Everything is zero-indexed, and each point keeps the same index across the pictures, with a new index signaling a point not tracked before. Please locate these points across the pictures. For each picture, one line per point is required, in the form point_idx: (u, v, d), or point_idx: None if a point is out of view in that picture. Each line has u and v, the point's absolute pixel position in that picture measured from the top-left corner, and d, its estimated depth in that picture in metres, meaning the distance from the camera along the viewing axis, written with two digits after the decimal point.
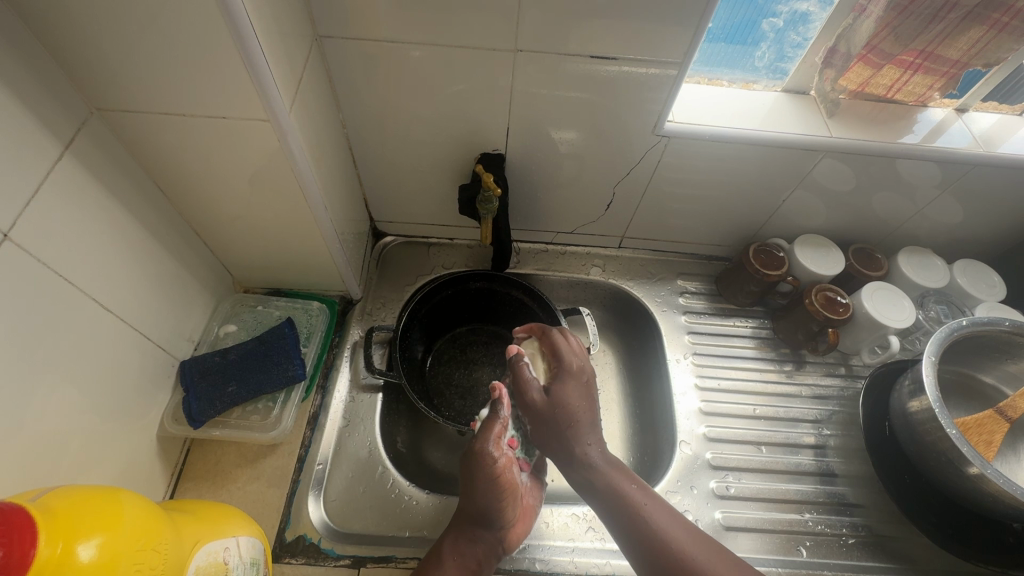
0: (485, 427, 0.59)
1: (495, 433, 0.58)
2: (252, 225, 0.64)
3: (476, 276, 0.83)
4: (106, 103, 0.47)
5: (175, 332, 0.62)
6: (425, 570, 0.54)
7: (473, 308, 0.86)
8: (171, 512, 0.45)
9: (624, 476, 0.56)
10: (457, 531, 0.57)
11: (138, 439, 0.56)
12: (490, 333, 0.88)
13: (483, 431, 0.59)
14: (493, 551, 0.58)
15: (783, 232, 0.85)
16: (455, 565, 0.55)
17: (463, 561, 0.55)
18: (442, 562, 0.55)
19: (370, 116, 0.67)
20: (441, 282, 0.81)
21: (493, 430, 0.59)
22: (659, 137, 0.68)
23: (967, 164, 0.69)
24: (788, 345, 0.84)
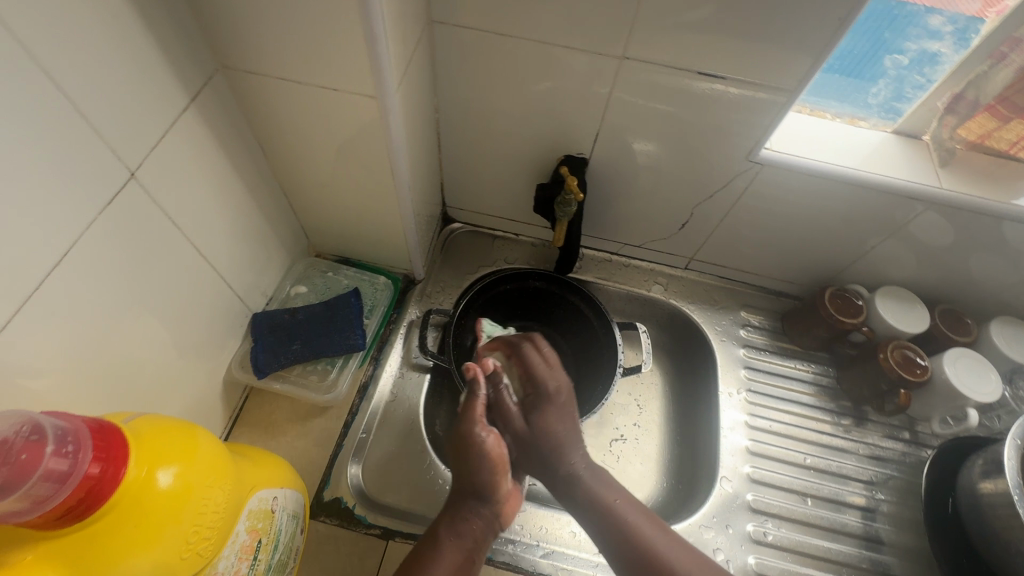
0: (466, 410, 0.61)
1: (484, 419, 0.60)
2: (337, 194, 0.66)
3: (537, 275, 0.83)
4: (232, 61, 0.49)
5: (252, 284, 0.65)
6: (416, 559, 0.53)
7: (528, 306, 0.87)
8: (232, 453, 0.47)
9: (636, 507, 0.58)
10: (442, 522, 0.56)
11: (207, 379, 0.60)
12: (537, 337, 0.87)
13: (467, 412, 0.60)
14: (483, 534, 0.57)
15: (864, 279, 0.80)
16: (454, 546, 0.54)
17: (461, 541, 0.55)
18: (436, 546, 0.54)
19: (464, 104, 0.67)
20: (503, 276, 0.81)
21: (475, 410, 0.60)
22: (752, 163, 0.66)
23: None
24: (850, 398, 0.80)
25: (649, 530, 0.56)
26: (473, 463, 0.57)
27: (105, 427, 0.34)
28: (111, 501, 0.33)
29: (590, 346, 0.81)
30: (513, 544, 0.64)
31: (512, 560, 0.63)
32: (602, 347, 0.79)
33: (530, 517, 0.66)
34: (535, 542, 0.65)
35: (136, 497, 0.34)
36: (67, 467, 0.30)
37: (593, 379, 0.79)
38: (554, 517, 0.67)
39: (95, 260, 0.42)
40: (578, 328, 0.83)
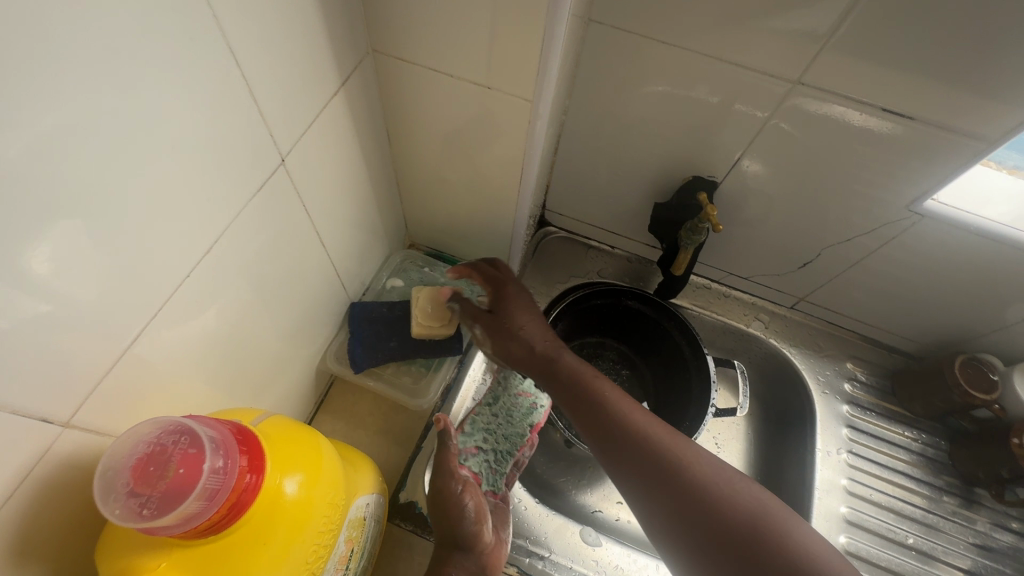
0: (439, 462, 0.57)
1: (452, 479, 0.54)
2: (451, 190, 0.63)
3: (632, 294, 0.78)
4: (386, 47, 0.46)
5: (355, 272, 0.63)
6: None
7: (615, 325, 0.83)
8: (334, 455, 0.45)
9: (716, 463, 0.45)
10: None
11: (303, 365, 0.58)
12: (617, 352, 0.86)
13: (439, 467, 0.56)
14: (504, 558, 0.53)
15: (999, 351, 0.72)
16: None
17: None
18: None
19: (596, 110, 0.63)
20: (596, 291, 0.77)
21: (446, 461, 0.56)
22: (911, 212, 0.59)
23: None
24: (961, 478, 0.72)
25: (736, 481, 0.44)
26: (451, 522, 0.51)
27: (244, 433, 0.33)
28: (249, 514, 0.31)
29: (677, 378, 0.77)
30: None
31: None
32: (693, 389, 0.74)
33: (606, 555, 0.63)
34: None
35: (270, 511, 0.32)
36: (216, 483, 0.29)
37: (678, 414, 0.75)
38: (631, 559, 0.63)
39: (236, 246, 0.40)
40: (666, 356, 0.79)
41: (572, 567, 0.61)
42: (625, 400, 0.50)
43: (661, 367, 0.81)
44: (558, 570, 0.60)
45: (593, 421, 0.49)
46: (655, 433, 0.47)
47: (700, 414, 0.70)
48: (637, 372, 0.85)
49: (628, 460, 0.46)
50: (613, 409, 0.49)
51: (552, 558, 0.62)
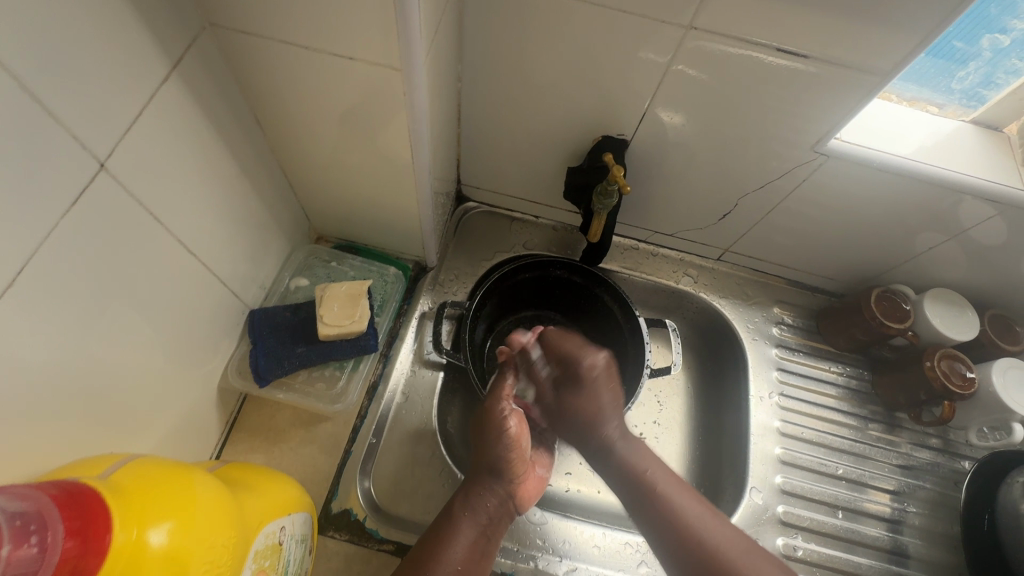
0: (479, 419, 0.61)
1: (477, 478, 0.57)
2: (344, 175, 0.58)
3: (559, 264, 0.76)
4: (222, 19, 0.40)
5: (248, 276, 0.57)
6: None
7: (546, 298, 0.81)
8: (227, 485, 0.41)
9: (688, 496, 0.55)
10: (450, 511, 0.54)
11: (200, 385, 0.53)
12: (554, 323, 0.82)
13: (493, 393, 0.62)
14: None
15: (911, 280, 0.75)
16: (467, 522, 0.53)
17: (474, 518, 0.54)
18: (436, 540, 0.51)
19: (492, 73, 0.58)
20: (522, 265, 0.74)
21: (502, 390, 0.62)
22: (817, 154, 0.59)
23: None
24: (883, 404, 0.76)
25: (701, 518, 0.53)
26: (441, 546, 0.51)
27: (75, 493, 0.28)
28: None
29: (615, 342, 0.75)
30: (534, 561, 0.59)
31: None
32: (628, 351, 0.73)
33: (552, 531, 0.62)
34: (558, 557, 0.60)
35: (126, 569, 0.28)
36: (34, 557, 0.25)
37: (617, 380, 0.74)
38: (577, 531, 0.62)
39: (58, 270, 0.34)
40: (604, 324, 0.77)
41: (518, 548, 0.60)
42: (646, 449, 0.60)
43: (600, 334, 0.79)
44: (504, 554, 0.59)
45: (619, 468, 0.59)
46: (674, 490, 0.56)
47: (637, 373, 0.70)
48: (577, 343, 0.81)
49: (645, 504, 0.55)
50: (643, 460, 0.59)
51: (498, 543, 0.60)
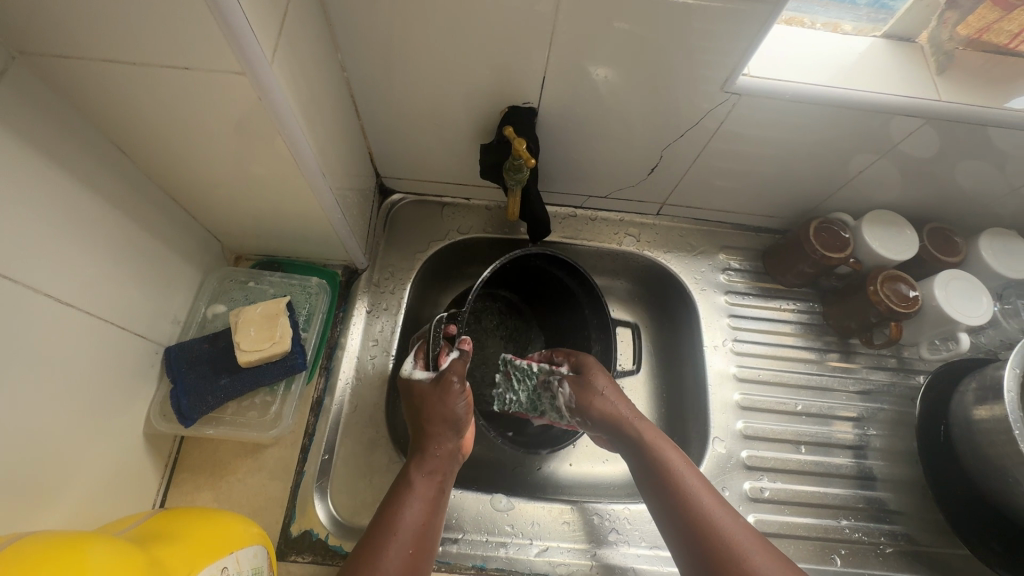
0: (416, 394, 0.59)
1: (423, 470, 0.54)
2: (238, 192, 0.54)
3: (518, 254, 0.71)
4: (34, 46, 0.36)
5: (155, 314, 0.54)
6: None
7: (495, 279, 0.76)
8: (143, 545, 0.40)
9: (726, 512, 0.47)
10: (378, 525, 0.49)
11: (123, 437, 0.50)
12: (506, 301, 0.79)
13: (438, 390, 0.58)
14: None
15: (848, 206, 0.74)
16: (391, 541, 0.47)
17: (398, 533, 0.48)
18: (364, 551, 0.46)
19: (376, 58, 0.54)
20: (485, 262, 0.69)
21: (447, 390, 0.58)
22: (730, 93, 0.56)
23: None
24: (836, 333, 0.76)
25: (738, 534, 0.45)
26: (382, 548, 0.47)
27: None
28: None
29: (575, 317, 0.75)
30: (505, 548, 0.59)
31: (507, 566, 0.58)
32: (591, 325, 0.72)
33: (519, 515, 0.62)
34: (530, 540, 0.60)
35: None
36: None
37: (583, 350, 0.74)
38: (546, 511, 0.62)
39: None
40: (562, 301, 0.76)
41: (487, 539, 0.60)
42: (667, 444, 0.54)
43: (554, 311, 0.77)
44: (474, 548, 0.59)
45: (640, 468, 0.54)
46: (695, 487, 0.50)
47: (608, 342, 0.70)
48: (524, 330, 0.79)
49: (667, 505, 0.50)
50: (664, 453, 0.53)
51: (467, 537, 0.60)
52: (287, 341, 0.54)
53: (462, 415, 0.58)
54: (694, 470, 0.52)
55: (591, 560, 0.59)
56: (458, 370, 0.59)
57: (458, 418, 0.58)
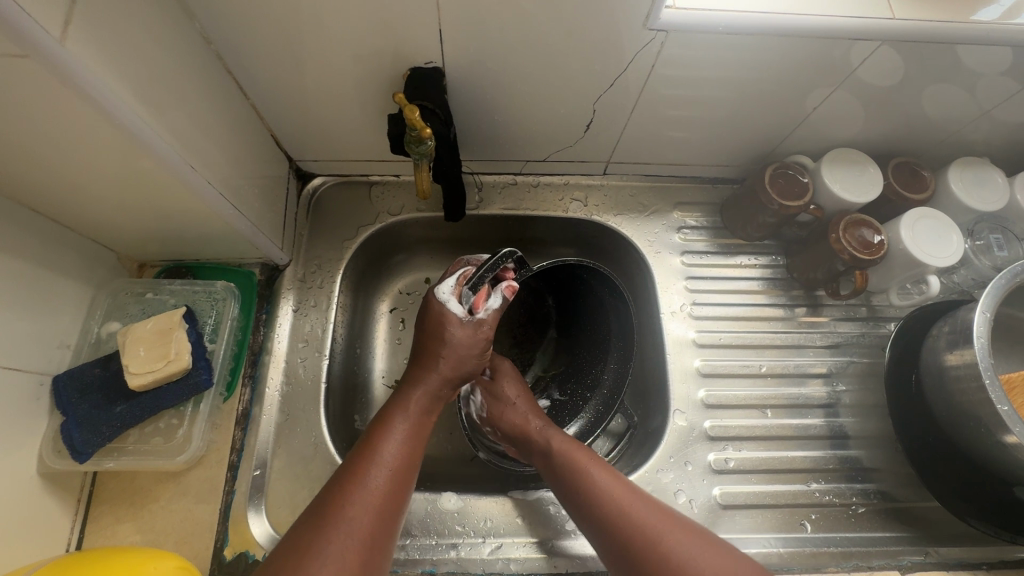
0: (441, 324, 0.52)
1: (417, 401, 0.51)
2: (106, 199, 0.47)
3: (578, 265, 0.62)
4: None
5: (33, 341, 0.48)
6: (300, 560, 0.38)
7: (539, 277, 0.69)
8: None
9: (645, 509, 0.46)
10: (365, 449, 0.47)
11: (13, 479, 0.45)
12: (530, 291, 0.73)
13: (465, 328, 0.53)
14: (394, 517, 0.45)
15: (808, 147, 0.68)
16: (382, 467, 0.46)
17: (388, 459, 0.46)
18: (352, 475, 0.44)
19: (247, 22, 0.47)
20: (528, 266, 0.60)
21: (475, 331, 0.53)
22: (654, 31, 0.50)
23: None
24: (802, 286, 0.71)
25: (662, 531, 0.44)
26: (365, 469, 0.45)
27: None
28: None
29: (595, 349, 0.67)
30: (457, 549, 0.56)
31: (459, 568, 0.54)
32: (610, 360, 0.65)
33: (471, 512, 0.58)
34: (483, 538, 0.57)
35: None
36: None
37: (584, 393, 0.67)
38: (501, 505, 0.59)
39: None
40: (585, 331, 0.68)
41: (437, 542, 0.56)
42: (582, 453, 0.52)
43: (573, 338, 0.70)
44: (424, 553, 0.55)
45: (559, 485, 0.52)
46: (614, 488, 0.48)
47: (621, 380, 0.63)
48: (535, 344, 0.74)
49: (590, 518, 0.48)
50: (580, 472, 0.50)
51: (415, 542, 0.56)
52: (186, 358, 0.53)
53: (473, 367, 0.55)
54: (620, 477, 0.50)
55: (548, 553, 0.56)
56: (493, 322, 0.54)
57: (470, 367, 0.54)
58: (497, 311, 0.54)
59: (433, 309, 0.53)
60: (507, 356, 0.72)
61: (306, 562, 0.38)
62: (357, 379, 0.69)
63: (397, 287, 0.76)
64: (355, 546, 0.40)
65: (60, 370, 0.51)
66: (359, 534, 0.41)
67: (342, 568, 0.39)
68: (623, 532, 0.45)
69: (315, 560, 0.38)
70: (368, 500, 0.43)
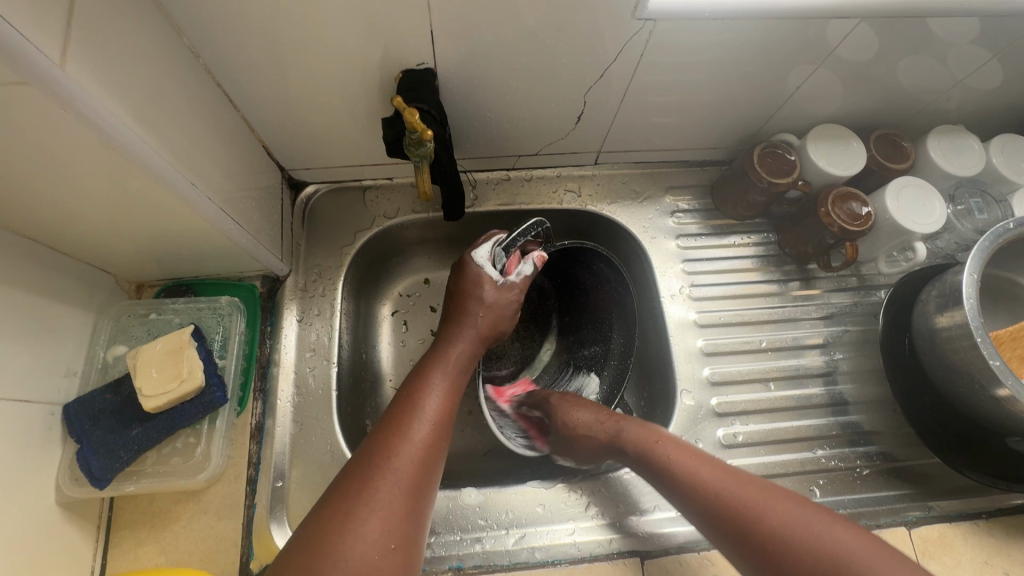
0: (475, 284, 0.56)
1: (454, 357, 0.53)
2: (104, 220, 0.46)
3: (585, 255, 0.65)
4: None
5: (39, 372, 0.48)
6: (352, 506, 0.39)
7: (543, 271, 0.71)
8: None
9: (736, 479, 0.46)
10: (403, 407, 0.47)
11: (31, 512, 0.45)
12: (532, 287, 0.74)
13: (498, 288, 0.57)
14: (433, 473, 0.45)
15: (792, 125, 0.70)
16: (421, 423, 0.46)
17: (427, 416, 0.47)
18: (393, 432, 0.45)
19: (238, 34, 0.47)
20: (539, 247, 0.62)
21: (506, 292, 0.57)
22: (642, 21, 0.51)
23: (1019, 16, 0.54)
24: (793, 260, 0.73)
25: (759, 502, 0.43)
26: (408, 422, 0.46)
27: None
28: None
29: (597, 345, 0.68)
30: (481, 543, 0.57)
31: (485, 561, 0.55)
32: (611, 356, 0.66)
33: (493, 505, 0.59)
34: (506, 530, 0.58)
35: None
36: None
37: (584, 387, 0.68)
38: (521, 497, 0.60)
39: None
40: (586, 325, 0.69)
41: (462, 537, 0.57)
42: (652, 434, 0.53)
43: (576, 335, 0.71)
44: (449, 549, 0.56)
45: (649, 474, 0.52)
46: (698, 465, 0.48)
47: (620, 379, 0.63)
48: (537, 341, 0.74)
49: (683, 496, 0.48)
50: (670, 444, 0.51)
51: (439, 539, 0.57)
52: (199, 376, 0.53)
53: (502, 329, 0.58)
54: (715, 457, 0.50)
55: (573, 538, 0.57)
56: (523, 287, 0.58)
57: (500, 327, 0.57)
58: (528, 278, 0.58)
59: (468, 272, 0.57)
60: (509, 350, 0.72)
61: (357, 507, 0.39)
62: (364, 383, 0.69)
63: (397, 290, 0.76)
64: (402, 494, 0.41)
65: (69, 398, 0.51)
66: (404, 481, 0.42)
67: (390, 513, 0.40)
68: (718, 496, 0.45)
69: (365, 507, 0.39)
70: (410, 458, 0.43)
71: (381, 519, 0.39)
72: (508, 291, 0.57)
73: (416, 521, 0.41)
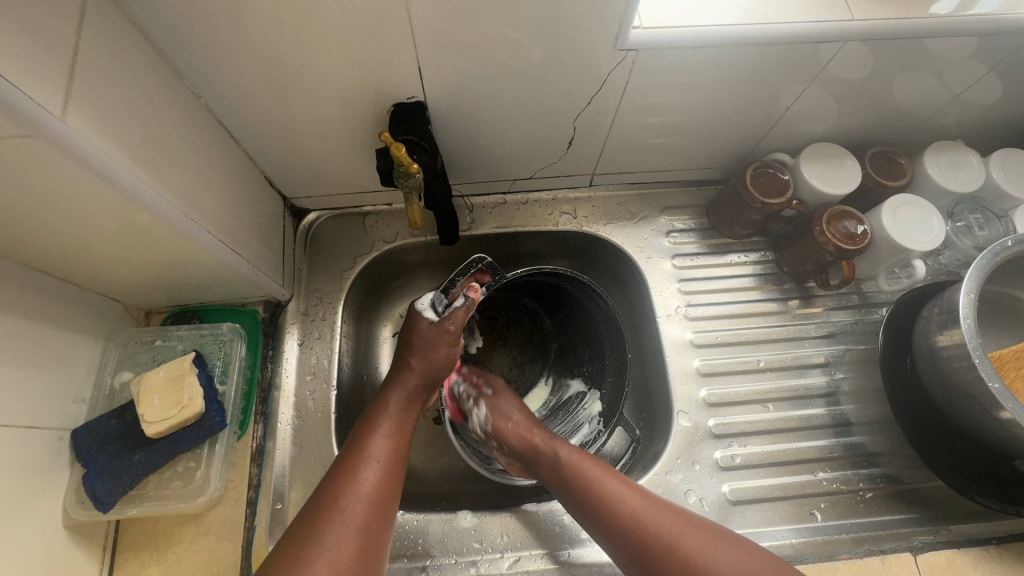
0: (412, 327, 0.58)
1: (400, 399, 0.55)
2: (108, 254, 0.48)
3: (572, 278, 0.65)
4: None
5: (49, 398, 0.50)
6: (300, 551, 0.41)
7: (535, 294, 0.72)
8: None
9: (655, 513, 0.49)
10: (348, 452, 0.50)
11: (38, 536, 0.46)
12: (528, 311, 0.74)
13: (430, 327, 0.57)
14: (386, 514, 0.47)
15: (786, 144, 0.70)
16: (367, 466, 0.48)
17: (372, 459, 0.49)
18: (340, 477, 0.47)
19: (237, 76, 0.49)
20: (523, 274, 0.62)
21: (441, 328, 0.57)
22: (625, 50, 0.52)
23: (1008, 34, 0.54)
24: (792, 279, 0.73)
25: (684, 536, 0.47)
26: (357, 465, 0.48)
27: None
28: None
29: (594, 363, 0.68)
30: (476, 567, 0.57)
31: None
32: (608, 373, 0.66)
33: (488, 529, 0.59)
34: (501, 554, 0.58)
35: None
36: None
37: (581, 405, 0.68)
38: (516, 519, 0.60)
39: None
40: (583, 344, 0.70)
41: (457, 561, 0.57)
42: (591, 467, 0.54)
43: (574, 354, 0.71)
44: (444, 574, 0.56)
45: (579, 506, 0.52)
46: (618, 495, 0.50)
47: (618, 397, 0.64)
48: (537, 362, 0.74)
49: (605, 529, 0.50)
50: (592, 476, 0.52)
51: (435, 563, 0.57)
52: (199, 403, 0.54)
53: (444, 364, 0.58)
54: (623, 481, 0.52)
55: (569, 562, 0.57)
56: (461, 321, 0.58)
57: (441, 367, 0.58)
58: (464, 311, 0.58)
59: (409, 317, 0.59)
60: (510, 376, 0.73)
61: (307, 550, 0.42)
62: (364, 405, 0.70)
63: (398, 312, 0.78)
64: (349, 536, 0.43)
65: (77, 424, 0.53)
66: (353, 523, 0.44)
67: (337, 556, 0.42)
68: (658, 535, 0.47)
69: (313, 550, 0.42)
70: (357, 502, 0.46)
71: (328, 560, 0.41)
72: (441, 327, 0.57)
73: (366, 561, 0.43)
